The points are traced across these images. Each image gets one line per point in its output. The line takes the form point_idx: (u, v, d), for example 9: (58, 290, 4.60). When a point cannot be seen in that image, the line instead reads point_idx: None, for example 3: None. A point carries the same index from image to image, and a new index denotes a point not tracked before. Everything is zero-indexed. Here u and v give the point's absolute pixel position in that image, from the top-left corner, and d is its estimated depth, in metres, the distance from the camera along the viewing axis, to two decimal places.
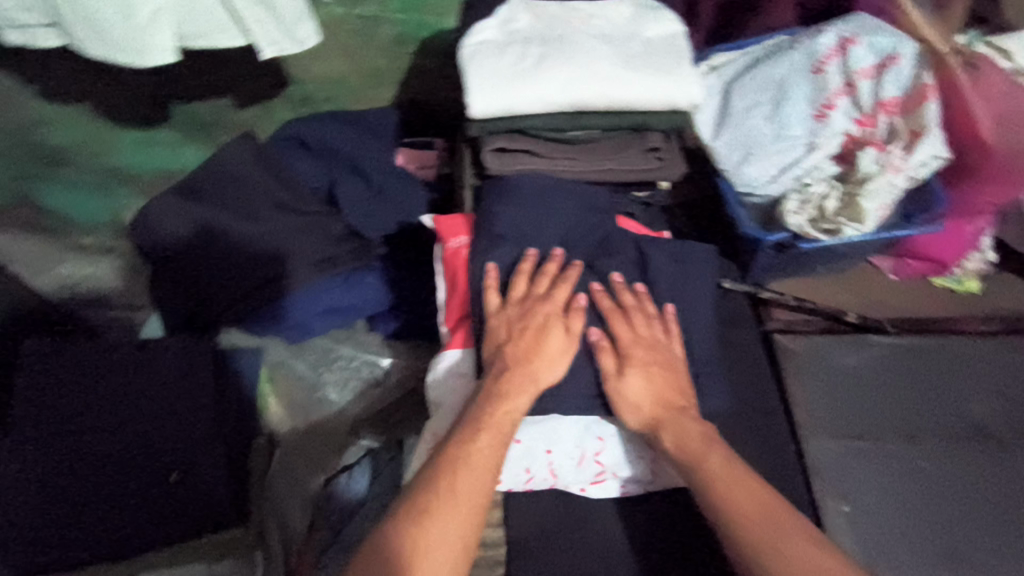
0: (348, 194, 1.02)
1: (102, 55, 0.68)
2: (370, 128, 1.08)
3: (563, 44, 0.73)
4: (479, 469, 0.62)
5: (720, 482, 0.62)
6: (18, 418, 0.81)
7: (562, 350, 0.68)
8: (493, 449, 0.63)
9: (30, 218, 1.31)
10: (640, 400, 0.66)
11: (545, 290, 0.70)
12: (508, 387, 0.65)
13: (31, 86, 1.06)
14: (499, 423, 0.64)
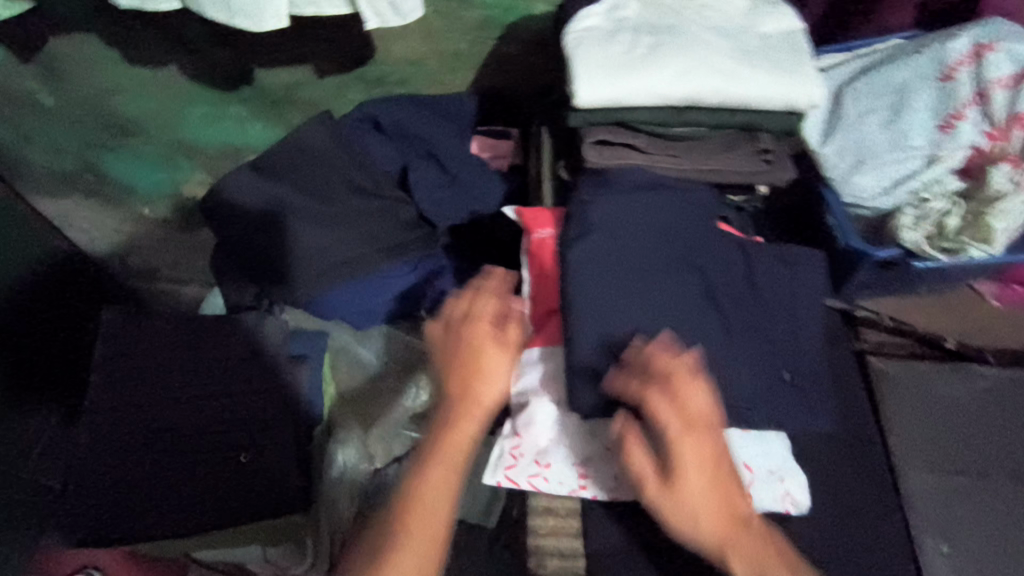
0: (423, 179, 1.00)
1: (224, 17, 0.71)
2: (445, 113, 1.04)
3: (677, 34, 0.69)
4: (434, 509, 0.62)
5: None
6: (97, 384, 0.81)
7: (500, 364, 0.66)
8: (443, 480, 0.63)
9: (95, 185, 1.31)
10: (692, 520, 0.58)
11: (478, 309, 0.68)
12: (451, 418, 0.65)
13: (112, 52, 1.05)
14: (446, 455, 0.64)
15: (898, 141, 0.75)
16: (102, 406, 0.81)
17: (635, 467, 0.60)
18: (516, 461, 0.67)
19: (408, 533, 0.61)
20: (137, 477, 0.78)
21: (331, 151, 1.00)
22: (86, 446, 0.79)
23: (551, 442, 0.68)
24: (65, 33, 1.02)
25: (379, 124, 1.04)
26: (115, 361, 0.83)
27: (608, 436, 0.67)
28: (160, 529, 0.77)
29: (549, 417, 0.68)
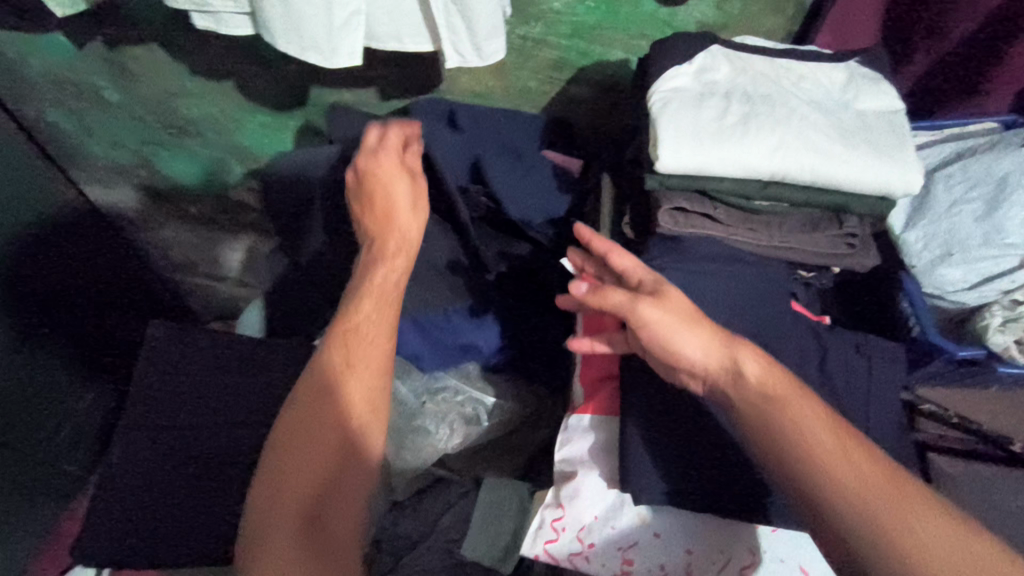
0: (502, 172, 0.92)
1: (295, 49, 0.69)
2: (518, 120, 0.99)
3: (772, 106, 0.67)
4: (369, 331, 0.66)
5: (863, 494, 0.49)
6: (140, 402, 0.88)
7: (418, 187, 0.73)
8: (370, 333, 0.66)
9: (148, 179, 1.31)
10: (696, 339, 0.57)
11: (376, 139, 0.73)
12: (381, 252, 0.70)
13: (182, 57, 1.05)
14: (378, 288, 0.68)
15: (992, 236, 0.70)
16: (144, 420, 0.87)
17: (613, 298, 0.59)
18: (558, 533, 0.64)
19: (333, 390, 0.62)
20: (167, 499, 0.84)
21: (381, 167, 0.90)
22: (126, 462, 0.85)
23: (596, 519, 0.64)
24: (137, 34, 1.02)
25: (452, 118, 0.96)
26: (162, 375, 0.90)
27: (657, 521, 0.63)
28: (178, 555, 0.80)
29: (598, 492, 0.65)
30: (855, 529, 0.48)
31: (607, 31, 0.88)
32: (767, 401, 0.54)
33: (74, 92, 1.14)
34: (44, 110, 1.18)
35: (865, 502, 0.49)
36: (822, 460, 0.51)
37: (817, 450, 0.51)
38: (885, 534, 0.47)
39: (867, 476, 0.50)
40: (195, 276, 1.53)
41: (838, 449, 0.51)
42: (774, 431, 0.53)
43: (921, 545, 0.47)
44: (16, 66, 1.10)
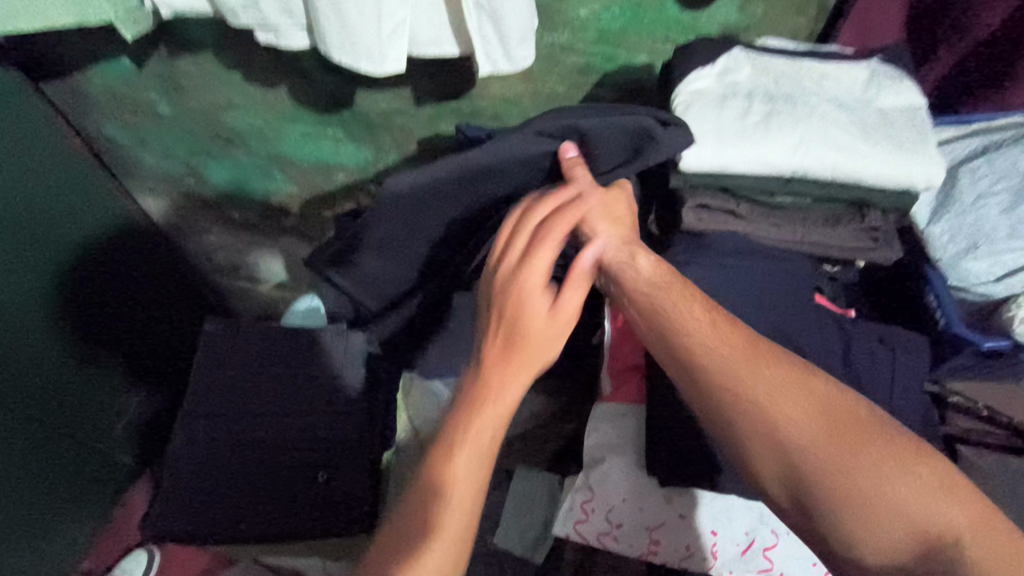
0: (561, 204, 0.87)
1: (347, 60, 0.73)
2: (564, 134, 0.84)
3: (793, 105, 0.69)
4: (464, 496, 0.57)
5: (744, 373, 0.56)
6: (198, 391, 0.96)
7: (551, 322, 0.63)
8: (463, 500, 0.57)
9: (195, 188, 1.39)
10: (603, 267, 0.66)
11: (521, 255, 0.63)
12: (492, 383, 0.61)
13: (231, 72, 1.12)
14: (481, 437, 0.59)
15: (1017, 228, 0.72)
16: (201, 408, 0.95)
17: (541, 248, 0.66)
18: (587, 514, 0.67)
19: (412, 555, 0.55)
20: (227, 480, 0.92)
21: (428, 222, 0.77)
22: (189, 447, 0.93)
23: (625, 501, 0.67)
24: (190, 51, 1.09)
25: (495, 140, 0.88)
26: (215, 368, 0.97)
27: (684, 503, 0.66)
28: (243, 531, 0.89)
29: (626, 475, 0.68)
30: (734, 407, 0.56)
31: (633, 36, 0.91)
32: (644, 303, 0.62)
33: (130, 106, 1.22)
34: (102, 124, 1.26)
35: (734, 380, 0.56)
36: (701, 348, 0.58)
37: (697, 338, 0.58)
38: (750, 404, 0.55)
39: (738, 355, 0.57)
40: (236, 278, 1.61)
41: (712, 334, 0.58)
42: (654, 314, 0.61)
43: (774, 407, 0.55)
44: (81, 85, 1.18)
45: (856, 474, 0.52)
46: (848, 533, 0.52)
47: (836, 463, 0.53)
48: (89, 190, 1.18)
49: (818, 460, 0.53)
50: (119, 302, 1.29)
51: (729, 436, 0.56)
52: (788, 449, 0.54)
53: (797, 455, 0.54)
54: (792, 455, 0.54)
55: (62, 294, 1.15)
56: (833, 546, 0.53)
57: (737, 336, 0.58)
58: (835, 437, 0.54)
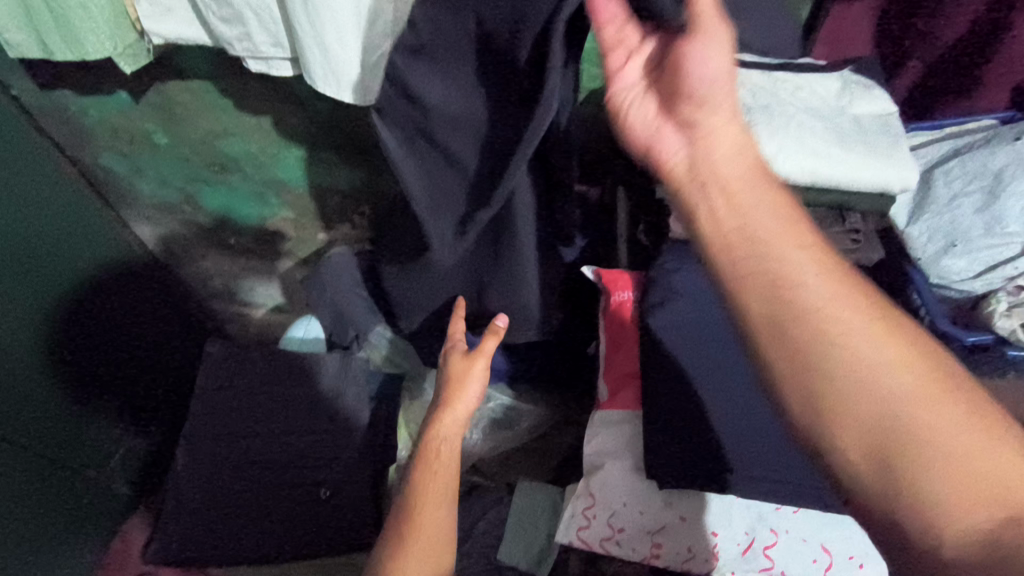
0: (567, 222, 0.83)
1: (333, 89, 0.76)
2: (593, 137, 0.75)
3: (770, 115, 0.72)
4: (431, 518, 0.73)
5: (831, 311, 0.47)
6: (198, 414, 0.96)
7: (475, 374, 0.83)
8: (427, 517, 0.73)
9: (190, 215, 1.41)
10: (703, 149, 0.54)
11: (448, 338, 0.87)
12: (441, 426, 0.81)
13: (224, 100, 1.14)
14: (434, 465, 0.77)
15: (992, 226, 0.75)
16: (203, 430, 0.96)
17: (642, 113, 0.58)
18: (588, 519, 0.69)
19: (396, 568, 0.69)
20: (230, 501, 0.92)
21: (487, 21, 0.63)
22: (190, 469, 0.94)
23: (623, 506, 0.68)
24: (186, 82, 1.12)
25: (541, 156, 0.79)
26: (214, 391, 0.98)
27: (684, 505, 0.67)
28: (248, 552, 0.90)
29: (624, 479, 0.69)
30: (814, 346, 0.47)
31: None
32: (731, 198, 0.52)
33: (126, 137, 1.24)
34: (98, 156, 1.29)
35: (827, 307, 0.47)
36: (786, 267, 0.49)
37: (786, 255, 0.49)
38: (840, 337, 0.47)
39: (835, 290, 0.48)
40: (232, 303, 1.62)
41: (801, 253, 0.50)
42: (741, 249, 0.51)
43: (865, 355, 0.46)
44: (77, 118, 1.20)
45: (954, 451, 0.44)
46: (924, 523, 0.44)
47: (929, 424, 0.45)
48: (95, 227, 1.20)
49: (910, 417, 0.45)
50: (117, 330, 1.30)
51: (800, 368, 0.47)
52: (881, 403, 0.45)
53: (888, 414, 0.45)
54: (888, 413, 0.45)
55: (61, 322, 1.16)
56: (900, 530, 0.45)
57: (837, 267, 0.49)
58: (934, 405, 0.45)
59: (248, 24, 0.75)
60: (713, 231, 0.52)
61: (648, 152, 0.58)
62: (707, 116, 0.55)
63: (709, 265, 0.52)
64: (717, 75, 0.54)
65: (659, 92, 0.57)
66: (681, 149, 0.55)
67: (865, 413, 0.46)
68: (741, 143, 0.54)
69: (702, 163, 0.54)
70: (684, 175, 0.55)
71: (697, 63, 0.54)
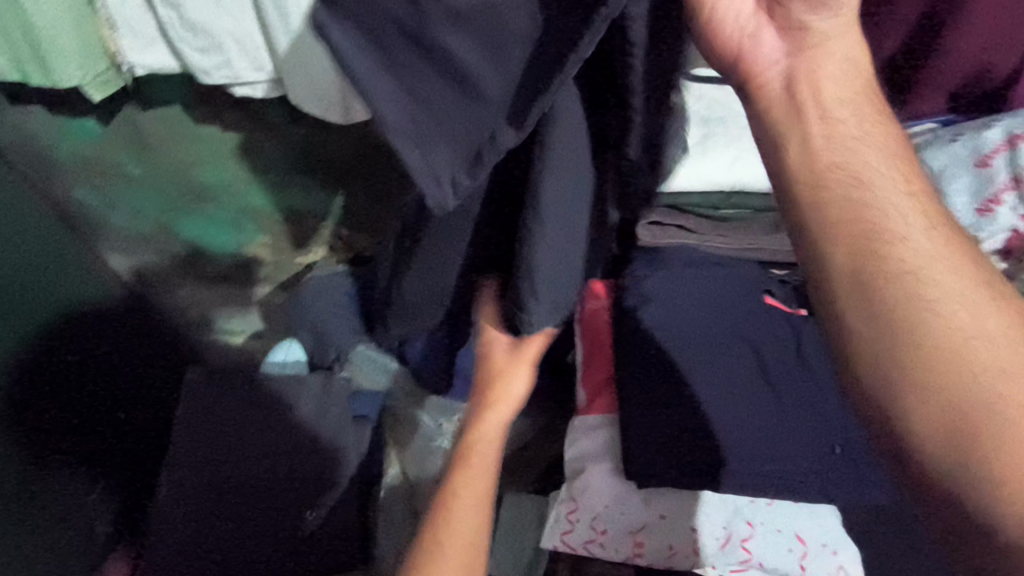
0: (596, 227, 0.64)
1: (319, 111, 0.80)
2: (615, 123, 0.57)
3: (726, 125, 0.76)
4: (463, 516, 0.73)
5: (928, 269, 0.44)
6: (180, 443, 0.97)
7: (519, 370, 0.75)
8: (460, 518, 0.73)
9: (166, 244, 1.40)
10: (815, 77, 0.48)
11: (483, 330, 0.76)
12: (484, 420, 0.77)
13: (198, 127, 1.15)
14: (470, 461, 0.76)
15: None
16: (184, 458, 0.96)
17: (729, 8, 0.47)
18: (572, 523, 0.71)
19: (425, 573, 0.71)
20: (213, 528, 0.92)
21: None
22: (173, 499, 0.93)
23: (605, 508, 0.71)
24: (159, 110, 1.13)
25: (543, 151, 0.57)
26: (201, 417, 0.99)
27: (664, 505, 0.69)
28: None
29: (604, 482, 0.71)
30: (900, 298, 0.44)
31: None
32: (831, 127, 0.47)
33: (99, 169, 1.25)
34: (71, 188, 1.28)
35: (915, 239, 0.45)
36: (876, 194, 0.46)
37: (878, 181, 0.47)
38: (932, 290, 0.44)
39: (944, 245, 0.46)
40: (211, 334, 1.54)
41: (912, 200, 0.47)
42: (838, 199, 0.46)
43: (960, 317, 0.43)
44: (49, 152, 1.20)
45: None
46: (991, 485, 0.40)
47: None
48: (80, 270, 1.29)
49: (997, 390, 0.42)
50: (92, 361, 1.29)
51: (871, 307, 0.44)
52: (969, 367, 0.42)
53: (973, 381, 0.42)
54: (975, 380, 0.42)
55: (38, 354, 1.16)
56: (997, 529, 0.40)
57: (929, 202, 0.47)
58: (1018, 352, 0.43)
59: (228, 52, 0.77)
60: (807, 164, 0.47)
61: (739, 59, 0.48)
62: (819, 20, 0.47)
63: (794, 205, 0.48)
64: None
65: None
66: (778, 59, 0.48)
67: (942, 348, 0.43)
68: (857, 57, 0.48)
69: (805, 78, 0.48)
70: (779, 94, 0.49)
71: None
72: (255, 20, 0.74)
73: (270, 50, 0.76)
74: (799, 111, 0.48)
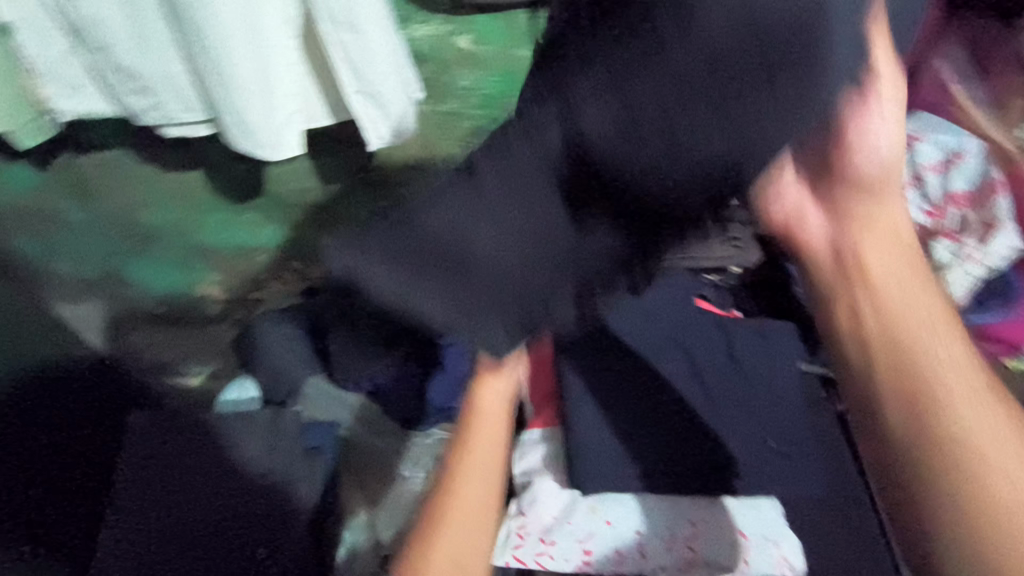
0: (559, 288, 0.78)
1: (243, 147, 0.78)
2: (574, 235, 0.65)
3: None
4: (470, 508, 0.65)
5: (984, 436, 0.45)
6: (127, 488, 0.95)
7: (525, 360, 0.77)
8: (462, 498, 0.66)
9: (114, 289, 1.38)
10: (864, 251, 0.51)
11: None
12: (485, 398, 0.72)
13: (141, 169, 1.15)
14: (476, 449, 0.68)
15: None
16: (132, 503, 0.94)
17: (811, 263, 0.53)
18: (524, 536, 0.73)
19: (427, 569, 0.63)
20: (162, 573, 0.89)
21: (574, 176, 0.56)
22: (120, 545, 0.91)
23: (553, 519, 0.74)
24: (99, 154, 1.12)
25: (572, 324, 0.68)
26: (141, 462, 0.97)
27: (608, 510, 0.73)
28: None
29: (551, 493, 0.75)
30: (944, 458, 0.45)
31: (512, 100, 1.02)
32: (865, 281, 0.50)
33: (38, 217, 1.23)
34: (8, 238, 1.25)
35: (965, 408, 0.46)
36: (927, 361, 0.47)
37: (927, 347, 0.48)
38: (981, 447, 0.45)
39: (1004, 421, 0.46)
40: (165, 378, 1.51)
41: (966, 378, 0.47)
42: (899, 355, 0.48)
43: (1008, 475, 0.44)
44: None
45: None
46: None
47: None
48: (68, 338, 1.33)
49: None
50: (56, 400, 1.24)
51: (920, 470, 0.46)
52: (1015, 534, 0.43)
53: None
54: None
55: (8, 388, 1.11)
56: None
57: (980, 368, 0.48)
58: None
59: (160, 96, 0.78)
60: (851, 328, 0.50)
61: (788, 233, 0.55)
62: (868, 203, 0.52)
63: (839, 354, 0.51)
64: (887, 155, 0.50)
65: (816, 177, 0.53)
66: (823, 229, 0.53)
67: (991, 509, 0.44)
68: (897, 233, 0.51)
69: (845, 246, 0.52)
70: (829, 265, 0.52)
71: (875, 146, 0.50)
72: (182, 62, 0.75)
73: (200, 92, 0.77)
74: (847, 279, 0.51)
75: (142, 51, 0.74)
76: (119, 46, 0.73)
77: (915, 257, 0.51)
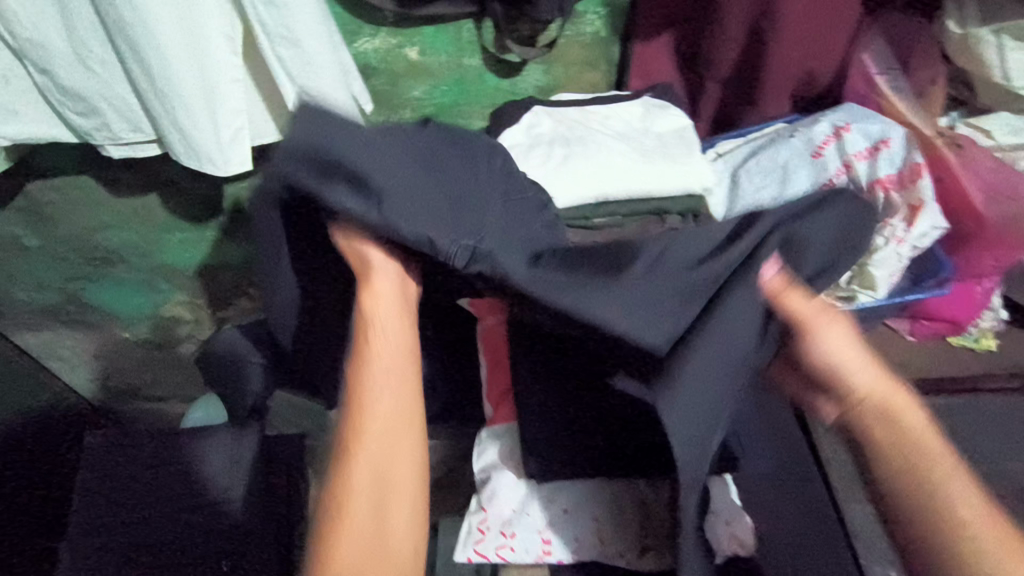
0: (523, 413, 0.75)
1: (192, 164, 0.79)
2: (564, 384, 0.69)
3: (584, 144, 0.84)
4: (394, 427, 0.56)
5: (971, 531, 0.49)
6: (90, 508, 0.95)
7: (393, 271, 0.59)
8: (381, 419, 0.56)
9: (76, 314, 1.36)
10: (876, 415, 0.53)
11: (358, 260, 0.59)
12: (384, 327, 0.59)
13: (97, 193, 1.15)
14: (384, 376, 0.57)
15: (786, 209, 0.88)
16: (97, 524, 0.94)
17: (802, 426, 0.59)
18: (484, 529, 0.74)
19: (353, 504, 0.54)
20: None
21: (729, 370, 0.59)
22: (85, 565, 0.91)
23: (512, 512, 0.74)
24: (55, 179, 1.12)
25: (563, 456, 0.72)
26: (100, 483, 0.97)
27: (563, 497, 0.74)
28: None
29: (509, 486, 0.75)
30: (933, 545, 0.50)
31: (463, 108, 1.04)
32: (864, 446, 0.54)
33: None
34: None
35: (961, 518, 0.50)
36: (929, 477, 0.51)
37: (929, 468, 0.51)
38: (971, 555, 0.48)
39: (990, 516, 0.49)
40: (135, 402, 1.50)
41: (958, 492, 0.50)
42: (898, 483, 0.52)
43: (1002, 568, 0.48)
44: None
45: None
46: None
47: None
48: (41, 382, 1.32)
49: None
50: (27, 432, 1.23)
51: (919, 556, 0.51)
52: None
53: None
54: None
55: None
56: None
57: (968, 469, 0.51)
58: None
59: (104, 114, 0.78)
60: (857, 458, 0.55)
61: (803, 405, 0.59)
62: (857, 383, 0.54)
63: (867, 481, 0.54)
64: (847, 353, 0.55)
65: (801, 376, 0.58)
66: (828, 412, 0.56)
67: None
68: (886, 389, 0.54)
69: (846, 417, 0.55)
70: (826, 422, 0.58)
71: (824, 347, 0.55)
72: (126, 82, 0.76)
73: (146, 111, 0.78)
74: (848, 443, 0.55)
75: (85, 71, 0.74)
76: (62, 68, 0.74)
77: (903, 399, 0.53)
